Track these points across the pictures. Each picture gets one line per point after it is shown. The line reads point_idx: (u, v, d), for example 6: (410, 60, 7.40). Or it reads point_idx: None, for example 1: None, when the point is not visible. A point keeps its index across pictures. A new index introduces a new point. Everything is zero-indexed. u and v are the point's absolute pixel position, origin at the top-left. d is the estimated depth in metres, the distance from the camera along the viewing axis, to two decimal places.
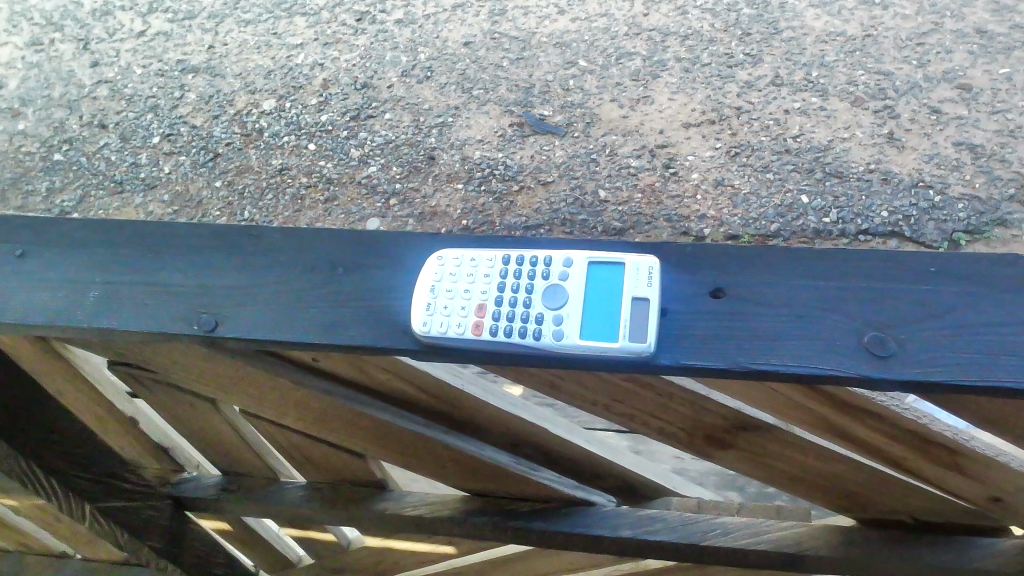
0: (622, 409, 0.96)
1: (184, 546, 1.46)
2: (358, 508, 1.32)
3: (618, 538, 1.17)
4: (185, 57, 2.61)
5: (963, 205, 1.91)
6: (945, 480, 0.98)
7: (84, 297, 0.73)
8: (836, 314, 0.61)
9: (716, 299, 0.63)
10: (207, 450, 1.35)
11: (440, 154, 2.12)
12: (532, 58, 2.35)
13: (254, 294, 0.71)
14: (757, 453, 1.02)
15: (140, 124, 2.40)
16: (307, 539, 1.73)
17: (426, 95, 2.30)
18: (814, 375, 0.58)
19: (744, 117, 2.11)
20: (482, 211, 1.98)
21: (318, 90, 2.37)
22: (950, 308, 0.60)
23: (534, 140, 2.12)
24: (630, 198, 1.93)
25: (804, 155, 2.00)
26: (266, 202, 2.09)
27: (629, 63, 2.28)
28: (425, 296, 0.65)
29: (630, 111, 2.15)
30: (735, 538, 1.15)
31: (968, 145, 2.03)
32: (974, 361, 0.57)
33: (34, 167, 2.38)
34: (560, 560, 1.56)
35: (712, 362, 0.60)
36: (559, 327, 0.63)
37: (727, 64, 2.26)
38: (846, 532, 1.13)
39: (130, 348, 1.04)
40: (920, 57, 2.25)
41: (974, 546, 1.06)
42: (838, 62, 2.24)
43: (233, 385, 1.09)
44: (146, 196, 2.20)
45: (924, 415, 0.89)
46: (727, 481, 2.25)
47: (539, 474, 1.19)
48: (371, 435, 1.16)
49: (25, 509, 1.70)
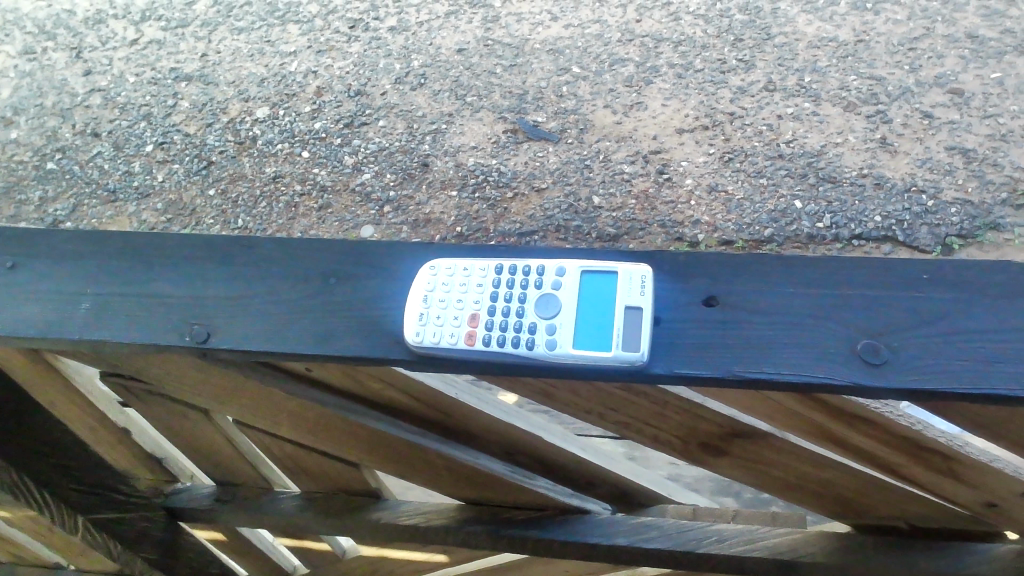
0: (616, 417, 0.96)
1: (178, 557, 1.46)
2: (353, 517, 1.31)
3: (613, 546, 1.17)
4: (177, 65, 2.61)
5: (956, 209, 1.91)
6: (939, 486, 0.98)
7: (76, 308, 0.72)
8: (829, 322, 0.61)
9: (709, 307, 0.63)
10: (201, 460, 1.34)
11: (433, 160, 2.12)
12: (526, 65, 2.35)
13: (247, 305, 0.70)
14: (752, 460, 1.02)
15: (132, 132, 2.40)
16: (301, 549, 1.72)
17: (419, 102, 2.30)
18: (807, 384, 0.58)
19: (738, 122, 2.11)
20: (476, 217, 1.98)
21: (311, 98, 2.37)
22: (943, 315, 0.60)
23: (528, 146, 2.12)
24: (624, 204, 1.93)
25: (797, 160, 2.01)
26: (259, 210, 2.08)
27: (622, 70, 2.29)
28: (417, 306, 0.65)
29: (623, 117, 2.16)
30: (731, 544, 1.14)
31: (960, 149, 2.04)
32: (967, 368, 0.57)
33: (26, 176, 2.38)
34: (555, 567, 1.56)
35: (704, 371, 0.60)
36: (552, 337, 0.63)
37: (720, 69, 2.26)
38: (841, 539, 1.13)
39: (123, 360, 1.04)
40: (912, 62, 2.26)
41: (969, 552, 1.06)
42: (830, 67, 2.25)
43: (226, 395, 1.09)
44: (139, 204, 2.19)
45: (918, 422, 0.89)
46: (722, 487, 2.25)
47: (534, 482, 1.19)
48: (366, 445, 1.16)
49: (17, 520, 1.69)
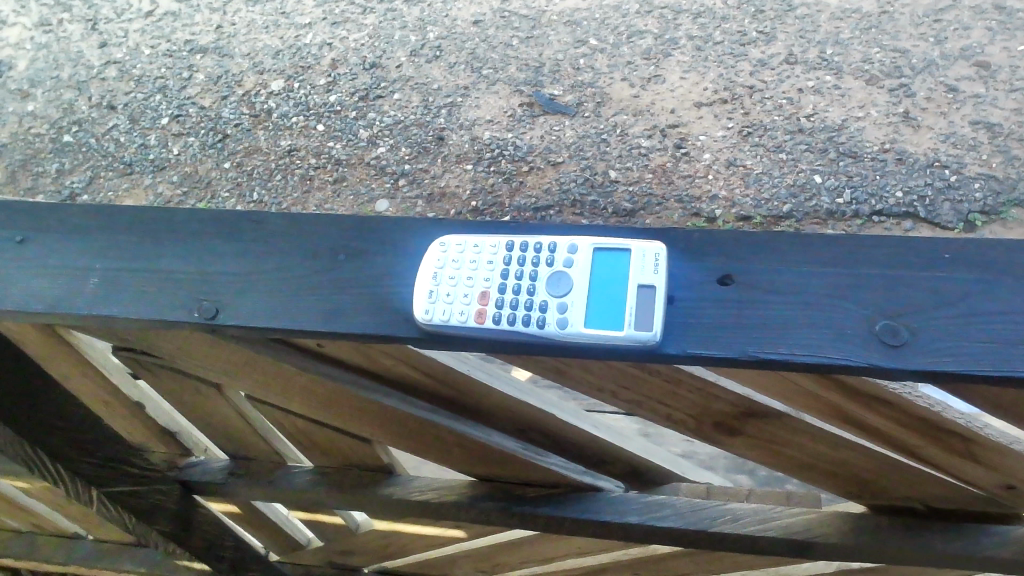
0: (630, 395, 0.94)
1: (193, 530, 1.47)
2: (367, 492, 1.32)
3: (626, 524, 1.17)
4: (193, 38, 2.60)
5: (980, 184, 1.88)
6: (957, 467, 0.97)
7: (85, 283, 0.72)
8: (845, 302, 0.59)
9: (724, 286, 0.62)
10: (215, 434, 1.35)
11: (449, 134, 2.10)
12: (542, 37, 2.32)
13: (256, 282, 0.70)
14: (766, 439, 1.01)
15: (148, 105, 2.40)
16: (315, 522, 1.74)
17: (435, 75, 2.28)
18: (826, 365, 0.57)
19: (757, 96, 2.08)
20: (492, 191, 1.96)
21: (326, 70, 2.35)
22: (962, 295, 0.58)
23: (544, 120, 2.10)
24: (641, 178, 1.91)
25: (817, 134, 1.97)
26: (275, 183, 2.08)
27: (640, 42, 2.25)
28: (426, 283, 0.64)
29: (641, 90, 2.13)
30: (744, 524, 1.15)
31: (985, 124, 2.01)
32: (990, 351, 0.55)
33: (43, 148, 2.39)
34: (568, 545, 1.56)
35: (716, 352, 0.59)
36: (563, 315, 0.62)
37: (740, 42, 2.23)
38: (857, 520, 1.12)
39: (135, 336, 1.04)
40: (937, 34, 2.21)
41: (989, 534, 1.04)
42: (853, 39, 2.20)
43: (235, 369, 1.09)
44: (155, 177, 2.19)
45: (936, 403, 0.87)
46: (737, 464, 2.26)
47: (546, 459, 1.18)
48: (376, 420, 1.16)
49: (33, 490, 1.72)
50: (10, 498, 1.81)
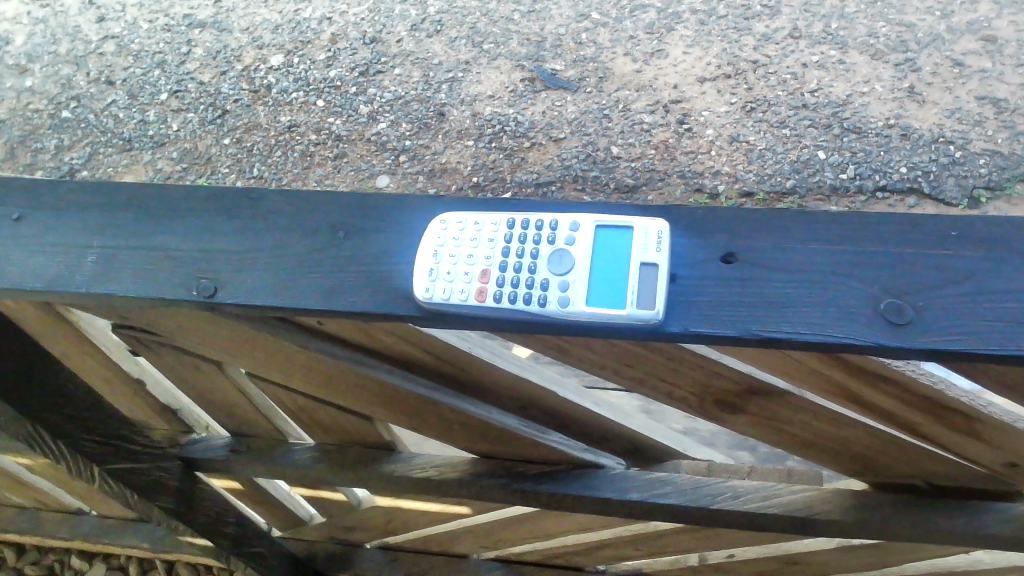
0: (633, 373, 0.94)
1: (197, 506, 1.48)
2: (369, 469, 1.33)
3: (627, 500, 1.17)
4: (191, 12, 2.57)
5: (985, 160, 1.86)
6: (960, 445, 0.97)
7: (83, 260, 0.71)
8: (850, 280, 0.59)
9: (728, 264, 0.61)
10: (216, 411, 1.35)
11: (450, 109, 2.09)
12: (544, 11, 2.29)
13: (255, 259, 0.69)
14: (767, 417, 1.01)
15: (147, 80, 2.38)
16: (317, 498, 1.75)
17: (436, 50, 2.25)
18: (831, 344, 0.57)
19: (762, 71, 2.06)
20: (493, 166, 1.94)
21: (326, 45, 2.32)
22: (969, 273, 0.57)
23: (545, 95, 2.08)
24: (643, 154, 1.89)
25: (822, 110, 1.96)
26: (275, 159, 2.07)
27: (642, 16, 2.23)
28: (427, 260, 0.63)
29: (643, 65, 2.11)
30: (745, 501, 1.15)
31: (991, 99, 1.99)
32: (997, 331, 0.55)
33: (41, 124, 2.37)
34: (570, 521, 1.57)
35: (719, 330, 0.58)
36: (565, 294, 0.62)
37: (744, 15, 2.20)
38: (858, 497, 1.12)
39: (136, 314, 1.04)
40: (944, 7, 2.18)
41: (990, 511, 1.05)
42: (859, 13, 2.18)
43: (235, 346, 1.09)
44: (155, 153, 2.18)
45: (941, 381, 0.86)
46: (738, 441, 2.26)
47: (547, 436, 1.18)
48: (377, 397, 1.15)
49: (37, 467, 1.73)
50: (13, 473, 1.82)
